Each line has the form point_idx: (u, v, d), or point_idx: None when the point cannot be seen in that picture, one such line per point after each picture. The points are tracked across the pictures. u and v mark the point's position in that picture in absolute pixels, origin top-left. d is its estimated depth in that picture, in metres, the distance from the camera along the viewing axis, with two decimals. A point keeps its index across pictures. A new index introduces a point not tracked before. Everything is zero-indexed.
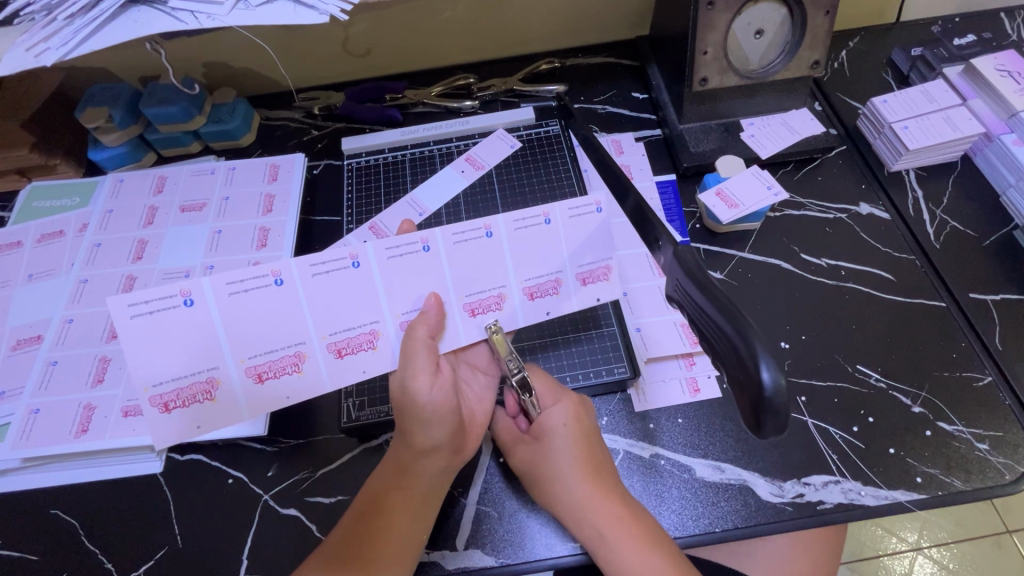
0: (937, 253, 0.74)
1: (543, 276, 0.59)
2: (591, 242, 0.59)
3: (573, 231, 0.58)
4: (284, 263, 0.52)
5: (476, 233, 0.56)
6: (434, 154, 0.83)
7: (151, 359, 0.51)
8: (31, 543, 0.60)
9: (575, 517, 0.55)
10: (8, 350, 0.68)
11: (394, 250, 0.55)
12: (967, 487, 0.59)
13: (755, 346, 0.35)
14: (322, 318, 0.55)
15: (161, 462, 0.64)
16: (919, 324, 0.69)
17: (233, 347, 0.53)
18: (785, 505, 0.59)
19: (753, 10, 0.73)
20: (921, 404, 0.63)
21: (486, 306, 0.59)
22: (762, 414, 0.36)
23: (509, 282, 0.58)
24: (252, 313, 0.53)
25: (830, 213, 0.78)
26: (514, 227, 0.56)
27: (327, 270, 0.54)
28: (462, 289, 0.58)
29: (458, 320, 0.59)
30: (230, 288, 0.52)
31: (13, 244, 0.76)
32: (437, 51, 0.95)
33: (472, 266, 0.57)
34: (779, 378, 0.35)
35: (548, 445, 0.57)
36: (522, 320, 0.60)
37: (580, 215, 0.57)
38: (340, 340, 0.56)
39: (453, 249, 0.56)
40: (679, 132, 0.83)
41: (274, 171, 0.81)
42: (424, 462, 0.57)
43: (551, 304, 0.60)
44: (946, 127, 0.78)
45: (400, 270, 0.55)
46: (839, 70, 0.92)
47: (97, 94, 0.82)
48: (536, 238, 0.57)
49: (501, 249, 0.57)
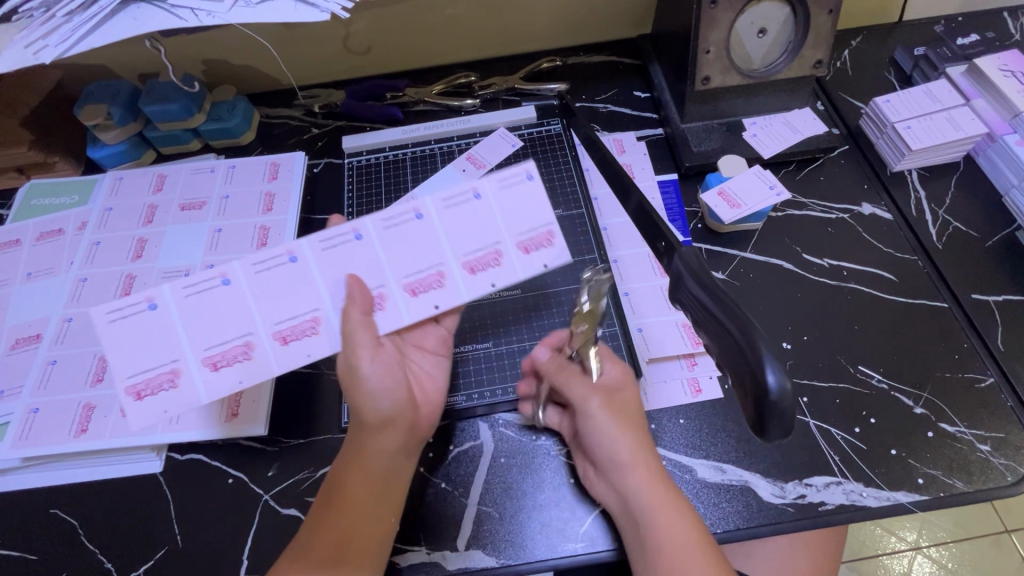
0: (939, 254, 0.73)
1: (483, 248, 0.57)
2: (524, 210, 0.58)
3: (506, 203, 0.58)
4: (229, 264, 0.54)
5: (405, 216, 0.56)
6: (435, 153, 0.82)
7: (117, 357, 0.52)
8: (30, 543, 0.60)
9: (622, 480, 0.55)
10: (6, 349, 0.67)
11: (389, 223, 0.56)
12: (969, 489, 0.59)
13: (760, 348, 0.35)
14: (267, 308, 0.55)
15: (160, 462, 0.64)
16: (921, 324, 0.69)
17: (188, 341, 0.53)
18: (787, 506, 0.59)
19: (756, 9, 0.73)
20: (923, 405, 0.63)
21: (426, 284, 0.57)
22: (766, 416, 0.35)
23: (448, 258, 0.57)
24: (204, 312, 0.53)
25: (832, 214, 0.78)
26: (444, 205, 0.57)
27: (267, 267, 0.54)
28: (400, 269, 0.57)
29: (398, 300, 0.57)
30: (186, 291, 0.53)
31: (12, 242, 0.76)
32: (438, 49, 0.94)
33: (404, 246, 0.57)
34: (785, 381, 0.35)
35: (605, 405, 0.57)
36: (467, 295, 0.58)
37: (509, 185, 0.57)
38: (285, 328, 0.55)
39: (384, 234, 0.56)
40: (681, 132, 0.83)
41: (273, 169, 0.80)
42: (379, 440, 0.55)
43: (495, 275, 0.58)
44: (949, 127, 0.77)
45: (337, 258, 0.55)
46: (842, 69, 0.92)
47: (96, 92, 0.81)
48: (467, 215, 0.57)
49: (434, 229, 0.57)
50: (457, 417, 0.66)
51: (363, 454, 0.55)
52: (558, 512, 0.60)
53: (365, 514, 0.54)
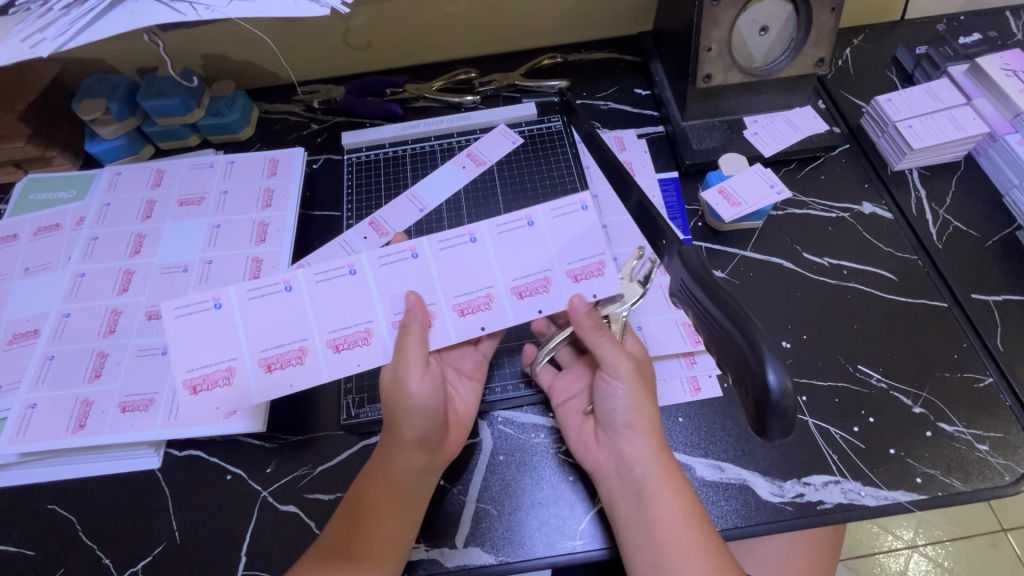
0: (940, 254, 0.73)
1: (476, 291, 0.59)
2: (577, 237, 0.59)
3: (559, 231, 0.60)
4: (293, 272, 0.57)
5: (459, 239, 0.59)
6: (435, 149, 0.82)
7: (181, 352, 0.56)
8: (28, 539, 0.60)
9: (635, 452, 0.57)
10: (4, 344, 0.67)
11: (444, 244, 0.60)
12: (966, 488, 0.59)
13: (761, 347, 0.35)
14: (324, 317, 0.57)
15: (159, 458, 0.63)
16: (920, 324, 0.69)
17: (247, 343, 0.56)
18: (786, 504, 0.59)
19: (758, 6, 0.73)
20: (922, 405, 0.63)
21: (475, 307, 0.60)
22: (767, 415, 0.35)
23: (496, 282, 0.59)
24: (264, 315, 0.57)
25: (833, 213, 0.78)
26: (499, 231, 0.59)
27: (327, 277, 0.58)
28: (451, 290, 0.59)
29: (447, 319, 0.59)
30: (250, 294, 0.56)
31: (9, 237, 0.75)
32: (438, 45, 0.94)
33: (456, 268, 0.59)
34: (785, 381, 0.35)
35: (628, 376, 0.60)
36: (513, 319, 0.59)
37: (564, 215, 0.60)
38: (338, 337, 0.58)
39: (439, 254, 0.59)
40: (682, 130, 0.82)
41: (273, 165, 0.80)
42: (412, 459, 0.57)
43: (542, 301, 0.59)
44: (950, 126, 0.77)
45: (390, 276, 0.59)
46: (843, 68, 0.91)
47: (94, 86, 0.81)
48: (519, 241, 0.59)
49: (488, 253, 0.59)
50: None
51: (394, 471, 0.57)
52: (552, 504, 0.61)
53: (384, 521, 0.55)
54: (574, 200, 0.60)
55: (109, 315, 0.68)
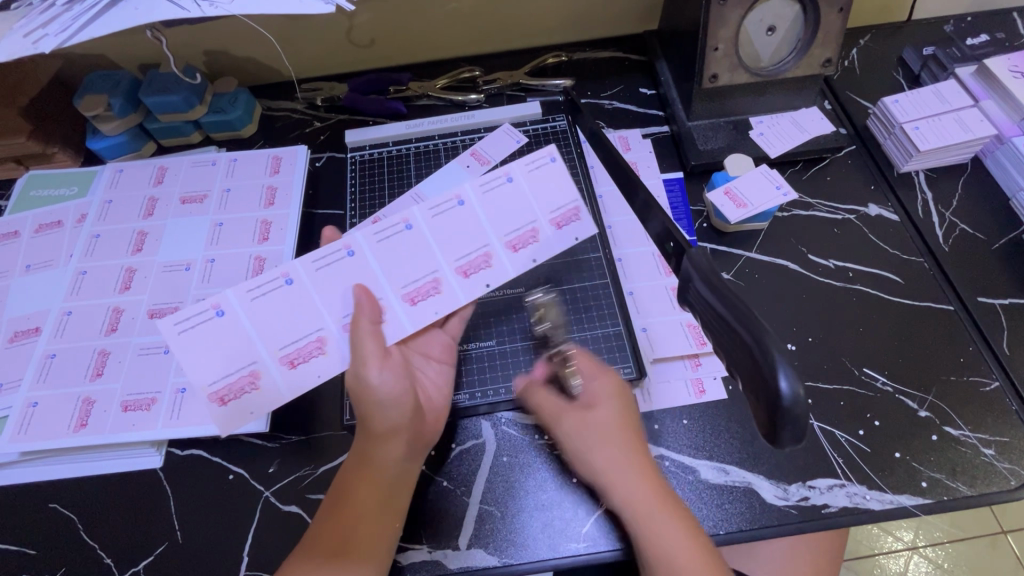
0: (946, 256, 0.73)
1: (472, 252, 0.60)
2: (512, 211, 0.60)
3: (491, 206, 0.60)
4: (221, 294, 0.55)
5: (395, 228, 0.59)
6: (439, 148, 0.81)
7: (196, 364, 0.55)
8: (29, 537, 0.60)
9: (616, 487, 0.56)
10: (5, 342, 0.67)
11: (380, 234, 0.59)
12: (971, 492, 0.59)
13: (772, 353, 0.34)
14: (270, 333, 0.56)
15: (160, 457, 0.63)
16: (926, 327, 0.68)
17: (262, 342, 0.56)
18: (790, 508, 0.59)
19: (766, 6, 0.72)
20: (927, 409, 0.63)
21: (424, 293, 0.60)
22: (778, 422, 0.35)
23: (440, 266, 0.60)
24: (271, 312, 0.56)
25: (839, 214, 0.77)
26: (430, 215, 0.59)
27: (262, 291, 0.56)
28: (396, 281, 0.59)
29: (398, 311, 0.59)
30: (178, 327, 0.54)
31: (11, 233, 0.75)
32: (442, 42, 0.93)
33: (395, 257, 0.59)
34: (797, 388, 0.34)
35: (598, 412, 0.60)
36: (463, 297, 0.60)
37: (491, 189, 0.60)
38: (291, 351, 0.57)
39: (377, 246, 0.58)
40: (687, 129, 0.82)
41: (275, 163, 0.79)
42: (388, 448, 0.56)
43: (489, 274, 0.61)
44: (958, 128, 0.77)
45: (389, 249, 0.59)
46: (849, 69, 0.91)
47: (96, 82, 0.81)
48: (451, 219, 0.60)
49: (425, 237, 0.59)
50: (457, 414, 0.65)
51: (373, 462, 0.56)
52: (547, 512, 0.60)
53: (367, 512, 0.54)
54: (540, 155, 0.61)
55: (110, 314, 0.67)
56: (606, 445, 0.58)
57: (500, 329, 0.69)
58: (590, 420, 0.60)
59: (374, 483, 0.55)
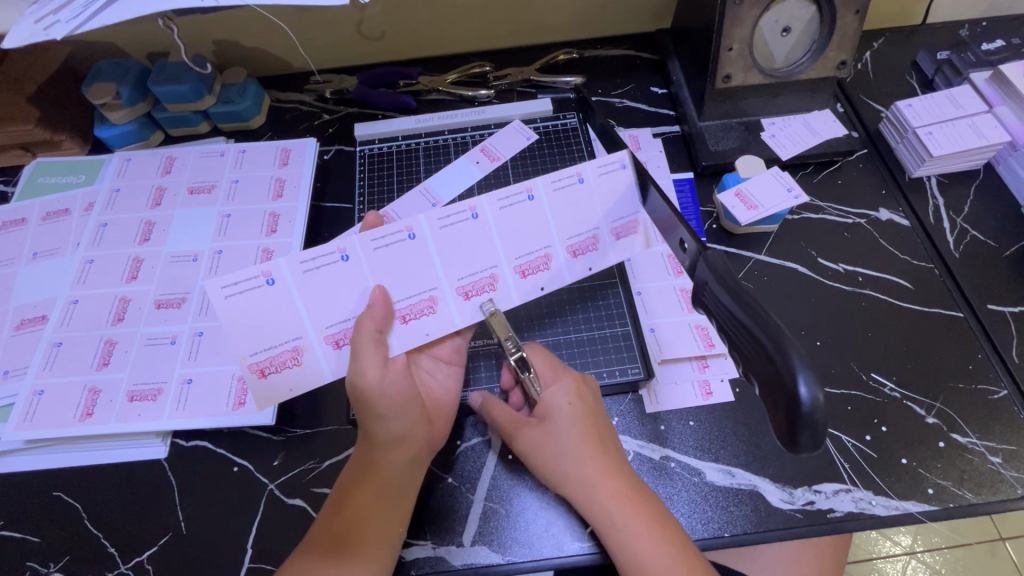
0: (956, 262, 0.73)
1: (533, 252, 0.58)
2: (575, 211, 0.57)
3: (558, 204, 0.56)
4: (274, 263, 0.51)
5: (462, 215, 0.55)
6: (449, 143, 0.81)
7: (238, 332, 0.53)
8: (33, 525, 0.60)
9: (584, 499, 0.55)
10: (11, 330, 0.67)
11: (445, 221, 0.55)
12: (978, 500, 0.59)
13: (793, 359, 0.34)
14: (320, 312, 0.54)
15: (165, 448, 0.63)
16: (936, 333, 0.68)
17: (310, 319, 0.54)
18: (796, 512, 0.59)
19: (782, 7, 0.71)
20: (935, 415, 0.63)
21: (479, 288, 0.58)
22: (796, 428, 0.34)
23: (499, 262, 0.58)
24: (322, 287, 0.54)
25: (849, 218, 0.77)
26: (499, 206, 0.56)
27: (317, 265, 0.53)
28: (453, 273, 0.57)
29: (451, 303, 0.58)
30: (224, 292, 0.51)
31: (18, 221, 0.75)
32: (453, 37, 0.93)
33: (458, 248, 0.56)
34: (816, 394, 0.34)
35: (553, 424, 0.57)
36: (517, 298, 0.59)
37: (562, 188, 0.55)
38: (338, 331, 0.56)
39: (440, 234, 0.55)
40: (698, 130, 0.82)
41: (284, 155, 0.79)
42: (391, 454, 0.57)
43: (545, 279, 0.59)
44: (972, 133, 0.76)
45: (453, 238, 0.56)
46: (863, 71, 0.90)
47: (105, 70, 0.81)
48: (519, 216, 0.56)
49: (488, 230, 0.56)
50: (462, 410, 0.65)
51: (373, 468, 0.56)
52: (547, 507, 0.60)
53: (370, 514, 0.54)
54: (617, 158, 0.55)
55: (117, 303, 0.67)
56: (569, 457, 0.56)
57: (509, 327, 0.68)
58: (547, 435, 0.57)
59: (376, 490, 0.55)
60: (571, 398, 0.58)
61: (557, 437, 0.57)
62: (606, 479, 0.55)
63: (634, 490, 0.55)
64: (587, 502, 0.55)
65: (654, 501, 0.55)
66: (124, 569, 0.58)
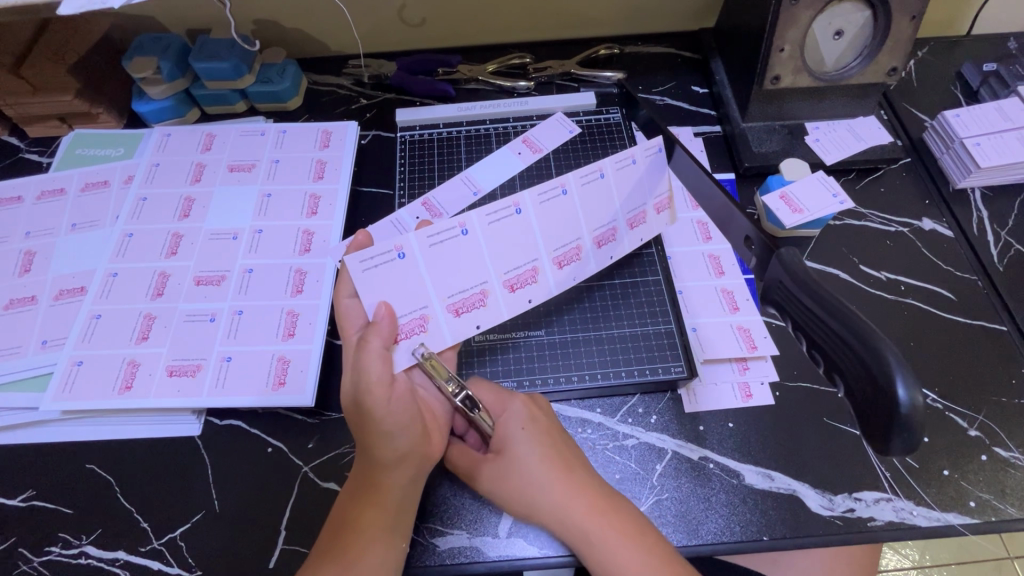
0: (1000, 276, 0.72)
1: (602, 226, 0.61)
2: (636, 191, 0.61)
3: (624, 182, 0.60)
4: (405, 237, 0.53)
5: (553, 191, 0.57)
6: (490, 133, 0.80)
7: (373, 304, 0.53)
8: (67, 497, 0.60)
9: (555, 523, 0.53)
10: (50, 299, 0.66)
11: (542, 196, 0.57)
12: (1021, 515, 0.58)
13: (889, 363, 0.33)
14: (442, 281, 0.55)
15: (199, 425, 0.63)
16: (978, 346, 0.67)
17: (435, 289, 0.56)
18: (835, 518, 0.58)
19: (836, 9, 0.71)
20: (978, 428, 0.62)
21: (568, 258, 0.61)
22: (893, 431, 0.34)
23: (582, 233, 0.60)
24: (446, 260, 0.55)
25: (892, 226, 0.76)
26: (581, 183, 0.58)
27: (441, 239, 0.54)
28: (551, 244, 0.59)
29: (548, 274, 0.60)
30: (363, 265, 0.52)
31: (56, 190, 0.74)
32: (494, 26, 0.92)
33: (552, 223, 0.58)
34: (915, 398, 0.33)
35: (509, 452, 0.55)
36: (596, 267, 0.63)
37: (624, 167, 0.59)
38: (457, 300, 0.57)
39: (541, 208, 0.57)
40: (741, 131, 0.81)
41: (325, 137, 0.78)
42: (393, 474, 0.53)
43: (614, 248, 0.63)
44: (1020, 147, 0.75)
45: (549, 213, 0.58)
46: (906, 79, 0.90)
47: (147, 44, 0.81)
48: (592, 194, 0.59)
49: (575, 207, 0.59)
50: None
51: (377, 486, 0.52)
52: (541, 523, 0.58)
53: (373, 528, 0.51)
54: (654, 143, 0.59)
55: (157, 278, 0.66)
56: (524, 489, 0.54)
57: (540, 318, 0.67)
58: (506, 466, 0.55)
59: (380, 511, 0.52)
60: (527, 418, 0.56)
61: (514, 466, 0.55)
62: (568, 505, 0.53)
63: (598, 509, 0.53)
64: (559, 525, 0.53)
65: (628, 512, 0.53)
66: (157, 544, 0.57)
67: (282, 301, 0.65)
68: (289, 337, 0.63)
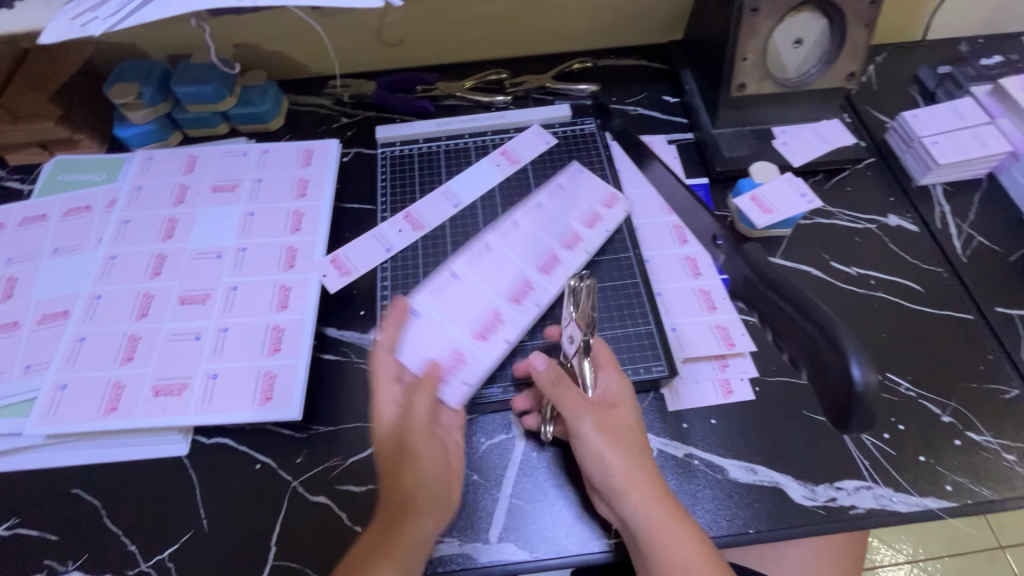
0: (964, 267, 0.75)
1: (543, 254, 0.70)
2: (556, 221, 0.73)
3: (546, 221, 0.73)
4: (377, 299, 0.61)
5: (478, 249, 0.70)
6: (469, 147, 0.82)
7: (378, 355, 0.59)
8: (52, 523, 0.59)
9: (632, 495, 0.53)
10: (33, 324, 0.66)
11: (471, 259, 0.69)
12: (995, 497, 0.60)
13: (843, 345, 0.35)
14: (426, 342, 0.63)
15: (186, 444, 0.63)
16: (947, 335, 0.70)
17: (424, 352, 0.62)
18: (818, 508, 0.59)
19: (793, 19, 0.75)
20: (950, 414, 0.64)
21: (523, 292, 0.67)
22: (851, 406, 0.35)
23: (525, 270, 0.69)
24: (434, 330, 0.64)
25: (860, 223, 0.79)
26: (500, 240, 0.71)
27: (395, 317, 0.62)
28: (498, 288, 0.67)
29: (511, 311, 0.66)
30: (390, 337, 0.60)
31: (38, 217, 0.75)
32: (470, 45, 0.95)
33: (486, 276, 0.68)
34: (867, 376, 0.35)
35: (608, 415, 0.57)
36: (553, 292, 0.68)
37: (534, 212, 0.73)
38: (438, 360, 0.62)
39: (472, 266, 0.69)
40: (712, 137, 0.84)
41: (306, 156, 0.79)
42: (420, 466, 0.53)
43: (562, 270, 0.69)
44: (975, 144, 0.79)
45: (485, 267, 0.69)
46: (867, 84, 0.94)
47: (128, 71, 0.82)
48: (517, 237, 0.71)
49: (501, 254, 0.70)
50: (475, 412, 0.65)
51: (403, 482, 0.52)
52: (531, 526, 0.59)
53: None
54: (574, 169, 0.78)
55: (141, 298, 0.67)
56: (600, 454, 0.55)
57: None
58: (607, 423, 0.57)
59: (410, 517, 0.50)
60: (619, 390, 0.59)
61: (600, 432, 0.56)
62: (637, 479, 0.54)
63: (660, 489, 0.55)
64: (629, 501, 0.53)
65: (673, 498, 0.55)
66: (145, 566, 0.57)
67: (267, 317, 0.65)
68: (274, 352, 0.63)
